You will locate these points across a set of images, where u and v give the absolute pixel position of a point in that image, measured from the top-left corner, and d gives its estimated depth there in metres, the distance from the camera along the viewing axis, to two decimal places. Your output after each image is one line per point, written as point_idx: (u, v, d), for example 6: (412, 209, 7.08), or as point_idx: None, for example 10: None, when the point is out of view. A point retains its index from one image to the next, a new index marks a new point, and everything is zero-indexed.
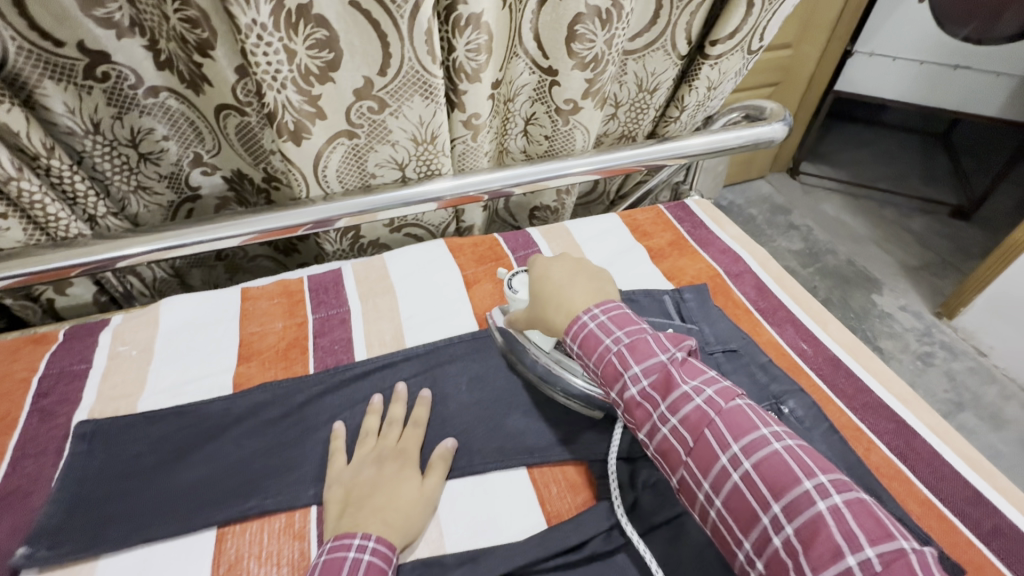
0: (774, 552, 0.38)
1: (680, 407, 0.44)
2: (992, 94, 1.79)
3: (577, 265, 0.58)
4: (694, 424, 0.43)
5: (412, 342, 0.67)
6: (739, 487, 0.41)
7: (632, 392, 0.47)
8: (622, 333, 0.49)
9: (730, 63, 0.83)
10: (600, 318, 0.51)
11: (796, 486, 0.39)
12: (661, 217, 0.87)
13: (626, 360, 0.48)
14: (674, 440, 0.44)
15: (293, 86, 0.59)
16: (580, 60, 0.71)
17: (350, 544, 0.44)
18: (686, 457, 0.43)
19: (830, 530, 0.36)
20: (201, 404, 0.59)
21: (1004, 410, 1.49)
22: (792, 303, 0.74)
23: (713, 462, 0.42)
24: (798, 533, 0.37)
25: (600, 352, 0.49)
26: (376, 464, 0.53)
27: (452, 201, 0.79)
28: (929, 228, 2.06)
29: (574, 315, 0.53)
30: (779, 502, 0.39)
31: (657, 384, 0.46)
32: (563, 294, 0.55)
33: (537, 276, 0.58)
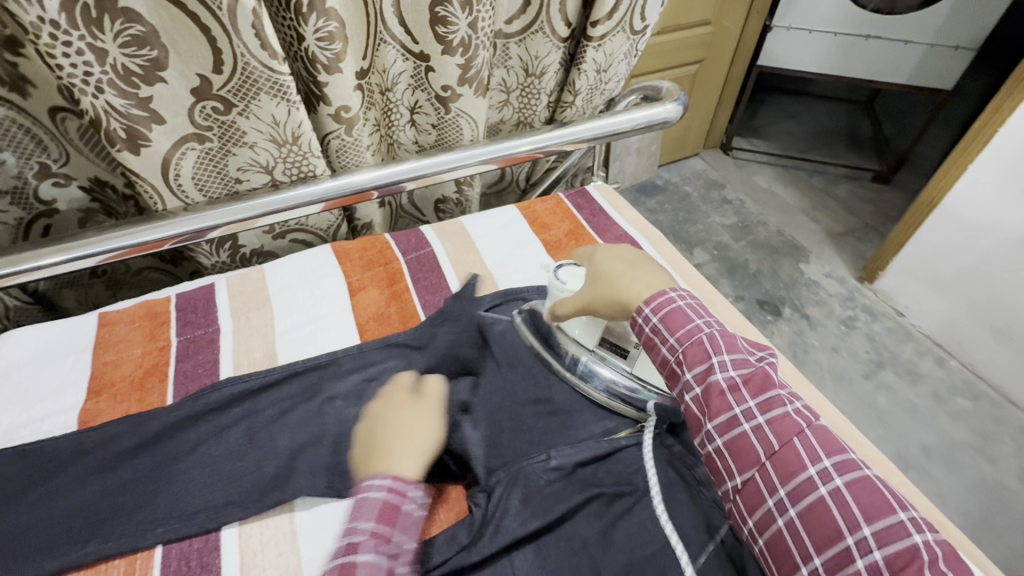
0: (819, 502, 0.38)
1: (745, 362, 0.44)
2: (901, 63, 1.83)
3: (642, 257, 0.58)
4: (757, 379, 0.43)
5: (287, 359, 0.62)
6: (792, 440, 0.40)
7: (699, 340, 0.46)
8: (690, 296, 0.49)
9: (615, 44, 0.82)
10: (681, 293, 0.50)
11: (843, 452, 0.40)
12: (560, 206, 0.85)
13: (699, 313, 0.48)
14: (731, 387, 0.43)
15: (112, 88, 0.53)
16: (448, 45, 0.68)
17: (372, 489, 0.47)
18: (737, 406, 0.42)
19: (878, 490, 0.38)
20: (41, 442, 0.53)
21: (919, 365, 1.57)
22: (684, 286, 0.74)
23: (771, 414, 0.41)
24: (848, 488, 0.38)
25: (670, 299, 0.49)
26: (388, 412, 0.56)
27: (337, 203, 0.74)
28: (852, 194, 2.14)
29: (657, 291, 0.51)
30: (830, 458, 0.39)
31: (727, 338, 0.46)
32: (637, 274, 0.54)
33: (603, 262, 0.58)
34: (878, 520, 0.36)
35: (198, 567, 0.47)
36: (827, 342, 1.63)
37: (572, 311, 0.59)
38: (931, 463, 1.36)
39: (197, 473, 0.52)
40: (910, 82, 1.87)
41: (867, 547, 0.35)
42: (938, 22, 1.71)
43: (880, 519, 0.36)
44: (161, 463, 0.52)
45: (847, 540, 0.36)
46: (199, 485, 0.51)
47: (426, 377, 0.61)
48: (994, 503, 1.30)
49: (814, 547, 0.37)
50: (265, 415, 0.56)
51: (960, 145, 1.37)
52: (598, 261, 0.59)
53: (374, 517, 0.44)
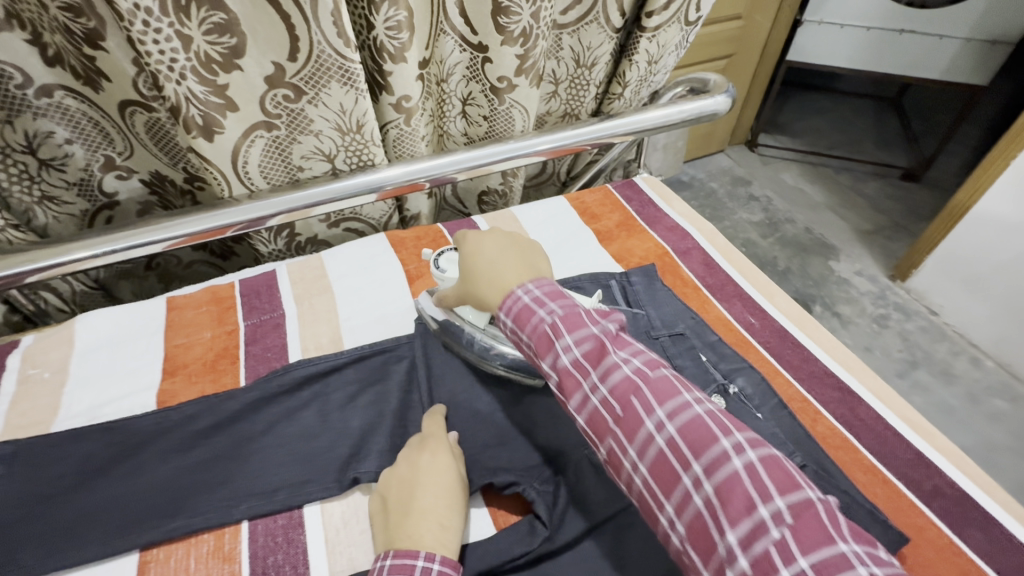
0: (659, 455, 0.35)
1: (586, 338, 0.41)
2: (936, 58, 1.80)
3: (509, 241, 0.51)
4: (620, 389, 0.38)
5: (352, 344, 0.63)
6: (629, 402, 0.37)
7: (563, 362, 0.40)
8: (536, 288, 0.45)
9: (668, 36, 0.82)
10: (533, 293, 0.44)
11: (677, 396, 0.37)
12: (609, 197, 0.85)
13: (541, 301, 0.44)
14: (575, 367, 0.40)
15: (194, 75, 0.54)
16: (509, 35, 0.69)
17: (414, 565, 0.41)
18: (613, 427, 0.38)
19: (707, 425, 0.35)
20: (124, 420, 0.54)
21: (954, 365, 1.55)
22: (738, 277, 0.73)
23: (609, 384, 0.38)
24: (681, 433, 0.35)
25: (517, 300, 0.44)
26: (406, 461, 0.50)
27: (392, 192, 0.75)
28: (882, 192, 2.11)
29: (509, 290, 0.46)
30: (663, 408, 0.36)
31: (567, 319, 0.42)
32: (496, 273, 0.49)
33: (468, 253, 0.51)
34: (708, 459, 0.34)
35: (283, 542, 0.48)
36: (859, 341, 1.61)
37: (453, 304, 0.56)
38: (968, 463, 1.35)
39: (275, 453, 0.53)
40: (944, 77, 1.84)
41: (701, 485, 0.33)
42: (975, 17, 1.68)
43: (712, 457, 0.34)
44: (240, 443, 0.53)
45: (686, 484, 0.34)
46: (278, 464, 0.52)
47: None
48: None
49: (664, 499, 0.35)
50: (335, 399, 0.57)
51: (1000, 141, 1.36)
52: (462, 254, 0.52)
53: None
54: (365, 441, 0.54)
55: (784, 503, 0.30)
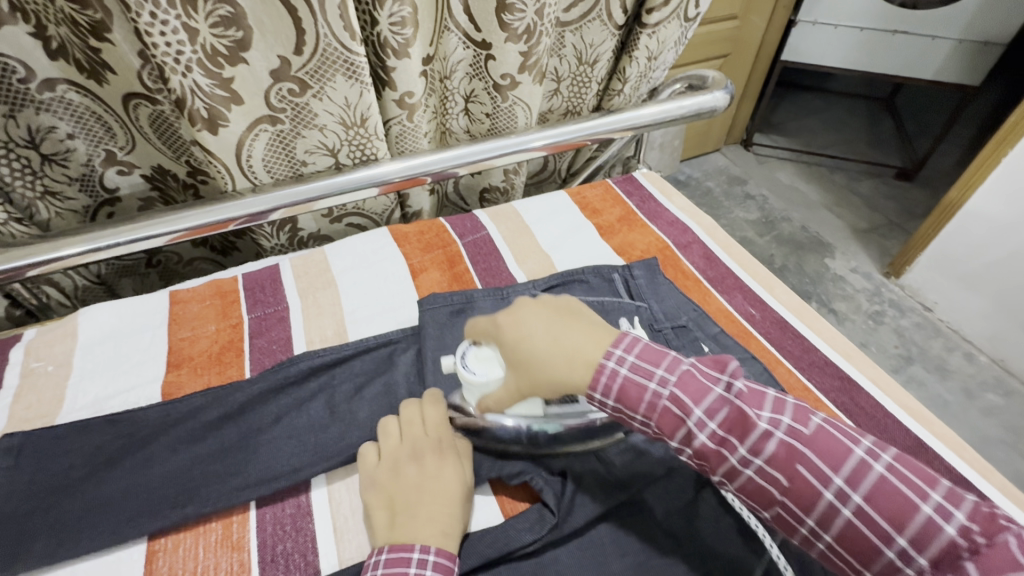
0: (849, 526, 0.36)
1: (717, 407, 0.41)
2: (928, 58, 1.83)
3: (549, 306, 0.48)
4: (740, 425, 0.40)
5: (356, 336, 0.63)
6: (797, 472, 0.38)
7: (660, 403, 0.42)
8: (626, 352, 0.44)
9: (668, 32, 0.82)
10: (619, 355, 0.44)
11: (845, 454, 0.38)
12: (610, 192, 0.86)
13: (646, 372, 0.43)
14: (718, 443, 0.40)
15: (200, 68, 0.54)
16: (513, 31, 0.69)
17: (411, 558, 0.42)
18: (733, 457, 0.40)
19: (892, 484, 0.36)
20: (131, 412, 0.54)
21: (948, 360, 1.56)
22: (738, 270, 0.74)
23: (766, 456, 0.39)
24: (868, 501, 0.36)
25: (611, 373, 0.44)
26: (416, 462, 0.49)
27: (396, 186, 0.75)
28: (876, 191, 2.13)
29: (596, 363, 0.44)
30: (839, 475, 0.37)
31: (686, 387, 0.42)
32: (562, 346, 0.45)
33: (514, 333, 0.47)
34: (907, 525, 0.35)
35: (291, 531, 0.48)
36: (855, 337, 1.63)
37: (506, 403, 0.49)
38: None
39: (282, 443, 0.53)
40: (935, 77, 1.86)
41: (910, 556, 0.35)
42: (967, 17, 1.70)
43: (908, 521, 0.35)
44: (247, 434, 0.53)
45: (888, 554, 0.35)
46: (286, 455, 0.52)
47: None
48: None
49: (862, 565, 0.37)
50: (342, 390, 0.57)
51: (992, 139, 1.37)
52: (506, 333, 0.47)
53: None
54: (373, 432, 0.54)
55: (992, 550, 0.33)
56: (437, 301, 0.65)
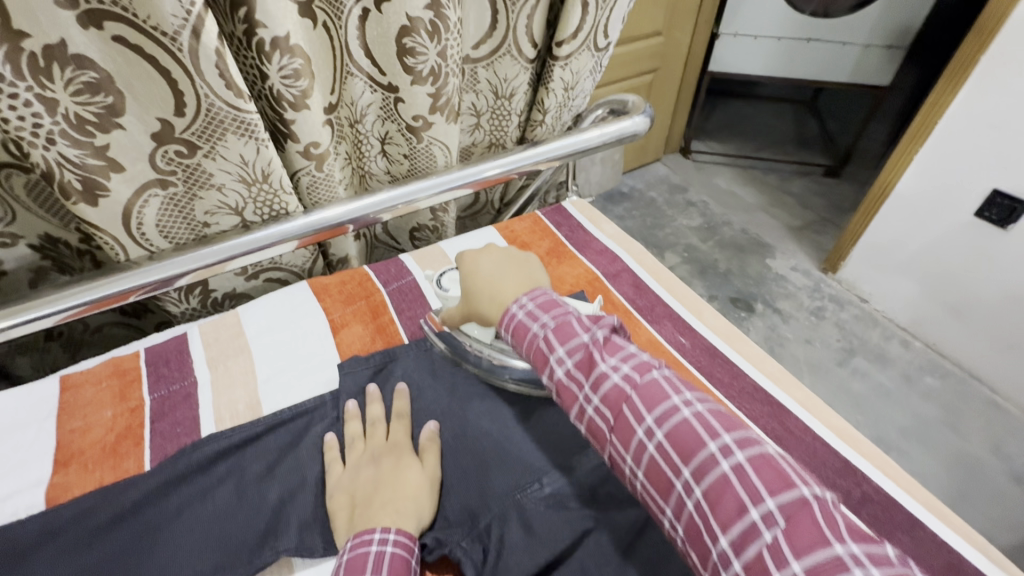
0: (653, 460, 0.39)
1: (575, 349, 0.45)
2: (842, 63, 1.93)
3: (502, 253, 0.59)
4: (618, 404, 0.42)
5: (269, 409, 0.59)
6: (621, 410, 0.41)
7: (559, 375, 0.45)
8: (530, 301, 0.50)
9: (581, 63, 0.83)
10: (528, 307, 0.50)
11: (666, 400, 0.41)
12: (538, 224, 0.85)
13: (534, 317, 0.49)
14: (572, 381, 0.45)
15: (65, 138, 0.50)
16: (418, 74, 0.67)
17: (371, 540, 0.44)
18: (581, 396, 0.44)
19: (693, 428, 0.39)
20: (7, 526, 0.48)
21: (887, 349, 1.62)
22: (668, 296, 0.74)
23: (600, 393, 0.43)
24: (669, 439, 0.39)
25: (513, 316, 0.50)
26: (374, 463, 0.52)
27: (312, 239, 0.72)
28: (808, 189, 2.23)
29: (506, 305, 0.53)
30: (655, 418, 0.40)
31: (560, 332, 0.47)
32: (496, 287, 0.55)
33: (467, 270, 0.58)
34: (699, 465, 0.37)
35: None
36: (800, 334, 1.68)
37: (459, 322, 0.60)
38: (908, 443, 1.40)
39: (183, 542, 0.48)
40: (851, 79, 1.97)
41: (691, 489, 0.37)
42: (872, 22, 1.81)
43: (736, 526, 0.34)
44: (145, 535, 0.48)
45: (678, 488, 0.38)
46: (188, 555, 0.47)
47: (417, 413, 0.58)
48: (969, 477, 1.34)
49: (659, 496, 0.39)
50: (253, 471, 0.53)
51: (905, 138, 1.45)
52: (465, 267, 0.58)
53: (362, 573, 0.41)
54: (286, 514, 0.50)
55: (772, 503, 0.33)
56: (357, 363, 0.62)
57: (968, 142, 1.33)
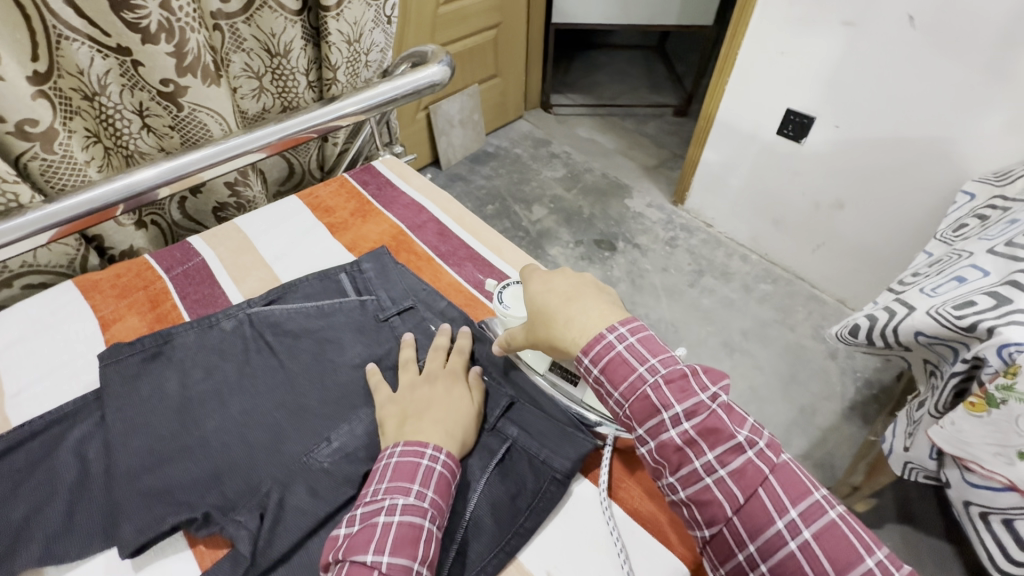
0: (791, 557, 0.42)
1: (697, 411, 0.45)
2: (669, 5, 2.08)
3: (577, 274, 0.54)
4: (748, 480, 0.43)
5: (18, 420, 0.53)
6: (756, 492, 0.43)
7: (672, 433, 0.45)
8: (629, 334, 0.48)
9: (355, 11, 0.80)
10: (629, 340, 0.48)
11: (809, 495, 0.43)
12: (344, 187, 0.82)
13: (640, 357, 0.47)
14: (687, 443, 0.44)
15: None
16: (146, 33, 0.61)
17: (424, 454, 0.46)
18: (698, 459, 0.44)
19: (843, 533, 0.42)
20: None
21: (730, 265, 1.80)
22: (470, 239, 0.75)
23: (730, 467, 0.44)
24: (817, 537, 0.42)
25: (610, 346, 0.48)
26: (429, 383, 0.53)
27: (68, 230, 0.64)
28: (660, 130, 2.37)
29: (597, 333, 0.49)
30: (796, 508, 0.43)
31: (674, 386, 0.46)
32: (571, 310, 0.51)
33: (539, 289, 0.54)
34: (849, 569, 0.41)
35: None
36: (657, 264, 1.81)
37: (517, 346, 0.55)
38: (749, 343, 1.58)
39: None
40: (680, 20, 2.12)
41: None
42: None
43: None
44: None
45: None
46: None
47: (182, 391, 0.54)
48: (797, 361, 1.53)
49: None
50: None
51: (716, 71, 1.59)
52: (532, 289, 0.54)
53: (411, 480, 0.45)
54: (31, 529, 0.45)
55: None
56: (123, 350, 0.56)
57: (761, 67, 1.48)
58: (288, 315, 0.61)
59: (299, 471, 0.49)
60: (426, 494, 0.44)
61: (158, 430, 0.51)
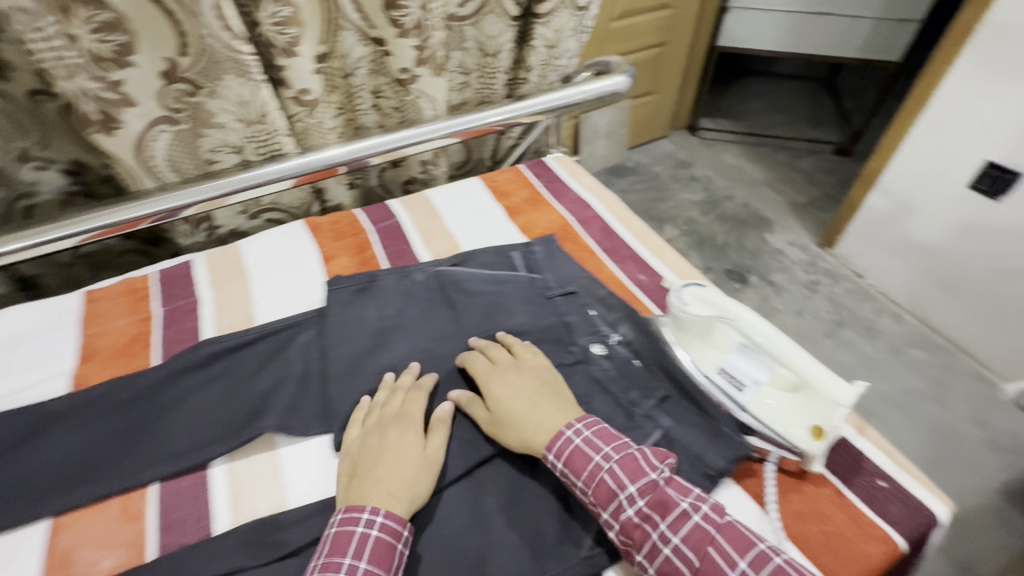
0: None
1: (646, 489, 0.45)
2: (852, 36, 1.97)
3: (529, 372, 0.56)
4: (696, 541, 0.43)
5: (263, 319, 0.67)
6: (708, 553, 0.42)
7: (629, 512, 0.45)
8: (585, 428, 0.50)
9: (562, 21, 0.87)
10: (584, 434, 0.49)
11: (752, 544, 0.42)
12: (519, 176, 0.91)
13: (594, 446, 0.48)
14: (643, 518, 0.44)
15: (86, 73, 0.57)
16: (402, 27, 0.73)
17: (360, 518, 0.46)
18: (654, 531, 0.44)
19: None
20: (40, 402, 0.57)
21: (878, 323, 1.64)
22: (633, 241, 0.79)
23: (682, 535, 0.43)
24: None
25: (568, 440, 0.49)
26: (379, 432, 0.52)
27: (305, 179, 0.79)
28: (815, 167, 2.22)
29: (557, 430, 0.50)
30: (745, 558, 0.41)
31: (626, 467, 0.46)
32: (536, 415, 0.52)
33: (489, 381, 0.55)
34: None
35: (191, 498, 0.51)
36: (791, 306, 1.70)
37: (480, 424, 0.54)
38: (887, 410, 1.43)
39: (185, 420, 0.55)
40: (862, 54, 1.99)
41: None
42: None
43: None
44: (148, 415, 0.56)
45: None
46: (185, 432, 0.54)
47: (378, 323, 0.65)
48: (944, 443, 1.36)
49: None
50: (245, 368, 0.60)
51: (901, 111, 1.46)
52: (493, 392, 0.54)
53: (344, 553, 0.44)
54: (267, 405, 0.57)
55: None
56: (342, 281, 0.69)
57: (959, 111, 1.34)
58: (470, 278, 0.70)
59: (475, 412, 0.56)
60: (358, 566, 0.43)
61: (363, 350, 0.62)
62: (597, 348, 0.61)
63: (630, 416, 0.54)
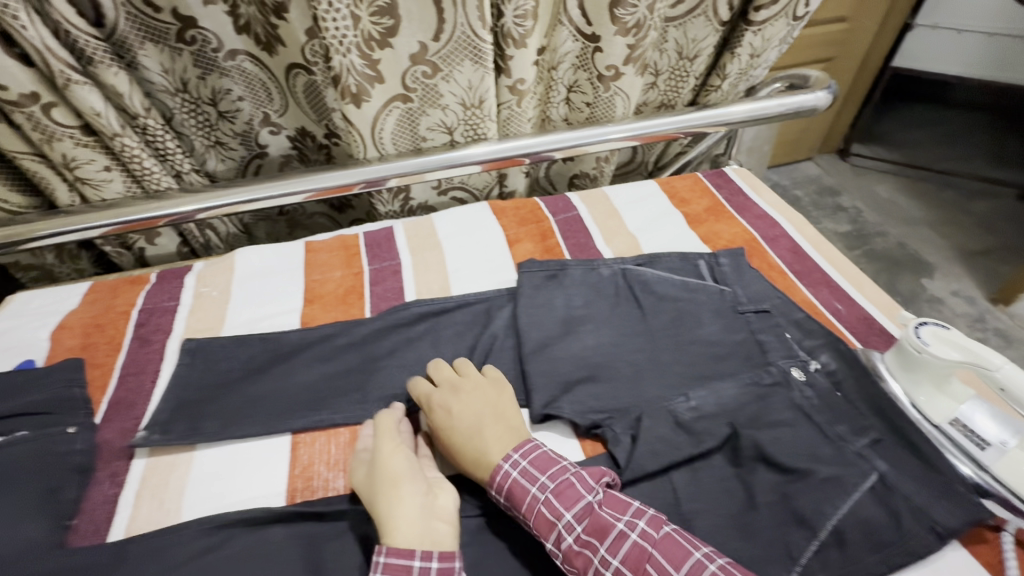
0: None
1: (582, 515, 0.45)
2: None
3: (485, 395, 0.55)
4: (635, 561, 0.41)
5: (457, 289, 0.72)
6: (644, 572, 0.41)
7: (568, 541, 0.44)
8: (521, 458, 0.49)
9: (774, 30, 0.83)
10: (521, 465, 0.48)
11: (688, 555, 0.41)
12: (698, 184, 0.89)
13: (531, 478, 0.47)
14: (582, 544, 0.43)
15: (357, 51, 0.65)
16: (623, 26, 0.74)
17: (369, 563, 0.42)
18: (596, 557, 0.42)
19: None
20: (277, 333, 0.65)
21: None
22: (826, 266, 0.74)
23: (618, 556, 0.42)
24: None
25: (506, 475, 0.48)
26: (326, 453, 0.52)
27: (495, 165, 0.82)
28: (990, 211, 1.96)
29: (495, 464, 0.49)
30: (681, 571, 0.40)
31: (561, 495, 0.46)
32: (477, 444, 0.51)
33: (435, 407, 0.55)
34: None
35: None
36: None
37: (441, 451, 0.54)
38: None
39: (398, 371, 0.61)
40: None
41: None
42: None
43: None
44: (367, 360, 0.62)
45: None
46: (397, 382, 0.60)
47: (567, 310, 0.67)
48: None
49: None
50: (446, 333, 0.65)
51: None
52: (435, 423, 0.54)
53: None
54: None
55: None
56: (534, 265, 0.72)
57: None
58: (655, 279, 0.70)
59: (667, 413, 0.56)
60: None
61: (553, 334, 0.64)
62: (798, 373, 0.59)
63: (838, 449, 0.52)
